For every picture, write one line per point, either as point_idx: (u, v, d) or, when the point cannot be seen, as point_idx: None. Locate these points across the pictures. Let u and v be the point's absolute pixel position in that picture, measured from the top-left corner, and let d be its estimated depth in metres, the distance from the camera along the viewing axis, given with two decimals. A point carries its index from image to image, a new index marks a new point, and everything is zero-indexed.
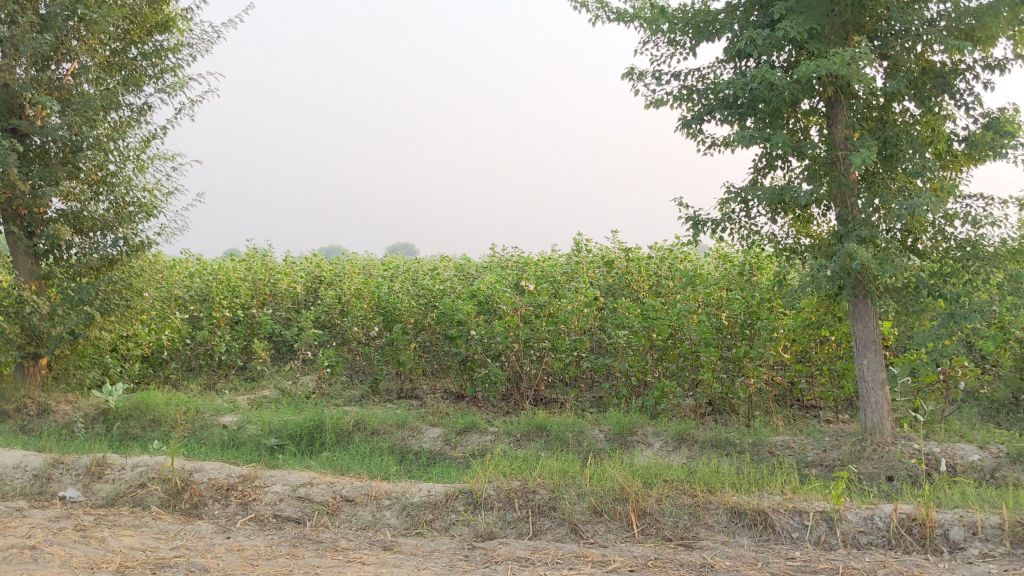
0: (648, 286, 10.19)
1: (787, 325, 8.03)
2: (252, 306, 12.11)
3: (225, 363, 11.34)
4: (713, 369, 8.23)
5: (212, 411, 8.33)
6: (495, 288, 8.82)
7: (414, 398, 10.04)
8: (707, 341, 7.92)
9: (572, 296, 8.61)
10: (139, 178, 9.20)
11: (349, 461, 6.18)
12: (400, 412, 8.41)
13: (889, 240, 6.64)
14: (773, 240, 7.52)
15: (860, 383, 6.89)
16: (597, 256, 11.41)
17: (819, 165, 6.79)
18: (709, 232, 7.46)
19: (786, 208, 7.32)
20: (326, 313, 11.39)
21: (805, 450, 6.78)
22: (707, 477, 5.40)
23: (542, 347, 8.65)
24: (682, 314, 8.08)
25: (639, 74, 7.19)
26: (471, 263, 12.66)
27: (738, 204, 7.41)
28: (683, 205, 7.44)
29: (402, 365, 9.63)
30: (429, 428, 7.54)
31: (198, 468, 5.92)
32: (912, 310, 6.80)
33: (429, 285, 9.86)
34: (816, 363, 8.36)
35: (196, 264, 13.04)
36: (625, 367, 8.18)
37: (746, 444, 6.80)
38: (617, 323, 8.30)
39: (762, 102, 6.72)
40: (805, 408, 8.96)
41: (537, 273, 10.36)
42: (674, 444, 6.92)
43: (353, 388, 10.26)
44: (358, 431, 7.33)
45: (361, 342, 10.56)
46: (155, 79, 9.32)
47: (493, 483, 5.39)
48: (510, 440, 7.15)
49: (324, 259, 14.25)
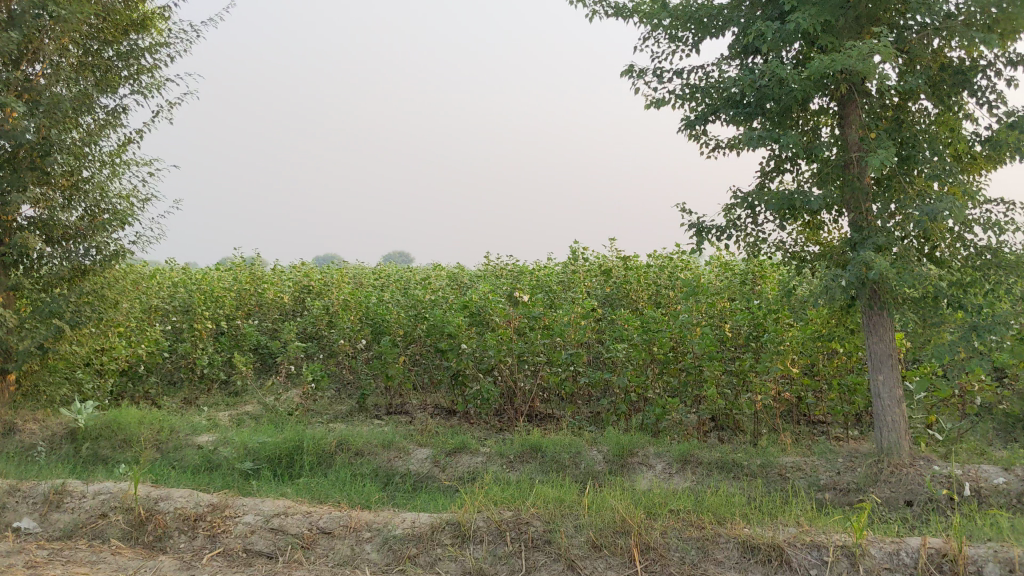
0: (648, 296, 9.79)
1: (795, 337, 7.60)
2: (237, 317, 11.69)
3: (207, 376, 10.92)
4: (717, 384, 7.80)
5: (188, 430, 7.91)
6: (488, 299, 8.40)
7: (404, 413, 9.61)
8: (711, 355, 7.49)
9: (569, 307, 8.18)
10: (114, 184, 8.77)
11: (328, 487, 5.74)
12: (387, 430, 7.97)
13: (907, 247, 6.22)
14: (782, 247, 7.10)
15: (875, 400, 6.46)
16: (594, 265, 11.00)
17: (830, 169, 6.38)
18: (713, 239, 7.04)
19: (794, 213, 6.90)
20: (313, 325, 10.97)
21: (818, 472, 6.34)
22: (716, 507, 4.95)
23: (537, 362, 8.23)
24: (685, 326, 7.65)
25: (639, 72, 6.79)
26: (465, 272, 12.24)
27: (743, 209, 6.99)
28: (685, 211, 7.02)
29: (391, 380, 9.20)
30: (417, 448, 7.10)
31: (165, 496, 5.48)
32: (931, 322, 6.34)
33: (419, 296, 9.44)
34: (825, 377, 7.94)
35: (180, 274, 12.61)
36: (624, 382, 7.74)
37: (754, 466, 6.37)
38: (617, 335, 7.87)
39: (771, 101, 6.33)
40: (813, 423, 8.54)
41: (533, 283, 9.96)
42: (677, 465, 6.48)
43: (341, 403, 9.84)
44: (340, 453, 6.90)
45: (348, 355, 10.14)
46: (131, 80, 8.87)
47: (482, 513, 4.94)
48: (502, 462, 6.71)
49: (313, 269, 13.84)
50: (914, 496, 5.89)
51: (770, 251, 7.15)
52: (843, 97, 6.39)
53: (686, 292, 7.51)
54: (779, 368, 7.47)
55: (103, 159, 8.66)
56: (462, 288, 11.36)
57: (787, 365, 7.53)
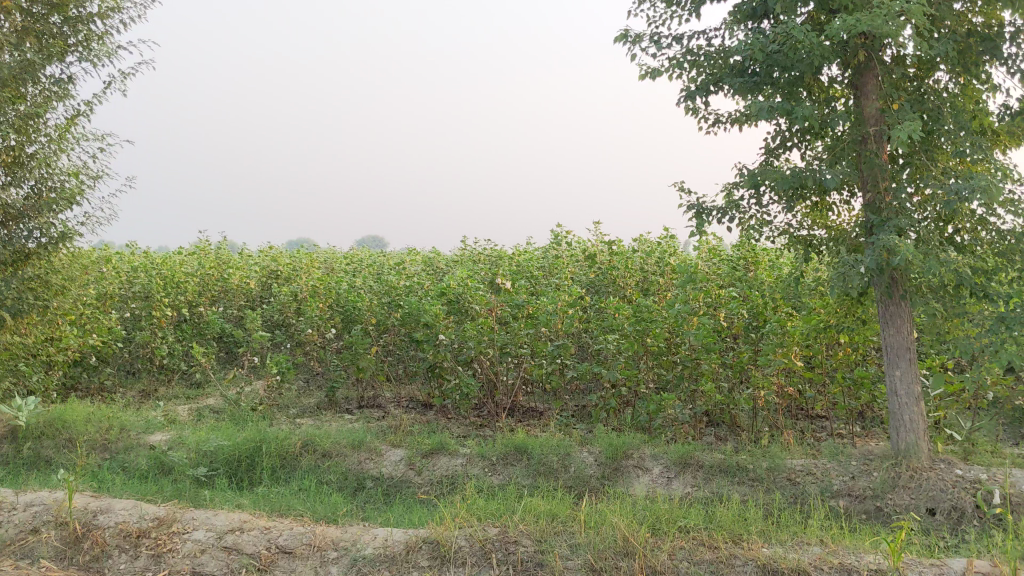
0: (635, 283, 9.23)
1: (798, 327, 7.03)
2: (200, 304, 11.04)
3: (167, 367, 10.27)
4: (714, 377, 7.22)
5: (141, 428, 7.27)
6: (466, 286, 7.77)
7: (376, 407, 9.01)
8: (709, 347, 6.91)
9: (554, 295, 7.60)
10: (62, 161, 8.10)
11: (290, 497, 5.13)
12: (357, 429, 7.37)
13: (930, 231, 5.65)
14: (786, 230, 6.53)
15: (891, 397, 5.90)
16: (575, 250, 10.42)
17: (846, 144, 5.80)
18: (716, 222, 6.46)
19: (803, 192, 6.35)
20: (281, 312, 10.33)
21: (830, 477, 5.77)
22: (729, 523, 4.39)
23: (519, 354, 7.63)
24: (680, 315, 7.06)
25: (635, 38, 6.18)
26: (440, 257, 11.64)
27: (747, 189, 6.41)
28: (684, 191, 6.43)
29: (363, 372, 8.58)
30: (390, 449, 6.50)
31: (105, 509, 4.86)
32: (955, 312, 5.76)
33: (393, 282, 8.81)
34: (829, 370, 7.39)
35: (140, 258, 11.93)
36: (615, 376, 7.14)
37: (760, 469, 5.79)
38: (606, 326, 7.27)
39: (782, 70, 5.74)
40: (812, 418, 8.02)
41: (513, 269, 9.38)
42: (676, 469, 5.89)
43: (309, 398, 9.23)
44: (306, 455, 6.30)
45: (317, 345, 9.51)
46: (80, 48, 8.19)
47: (465, 530, 4.35)
48: (484, 465, 6.12)
49: (282, 253, 13.19)
50: (936, 504, 5.37)
51: (774, 235, 6.59)
52: (859, 66, 5.82)
53: (684, 279, 6.91)
54: (782, 362, 6.89)
55: (50, 132, 7.98)
56: (437, 274, 10.75)
57: (790, 357, 6.97)
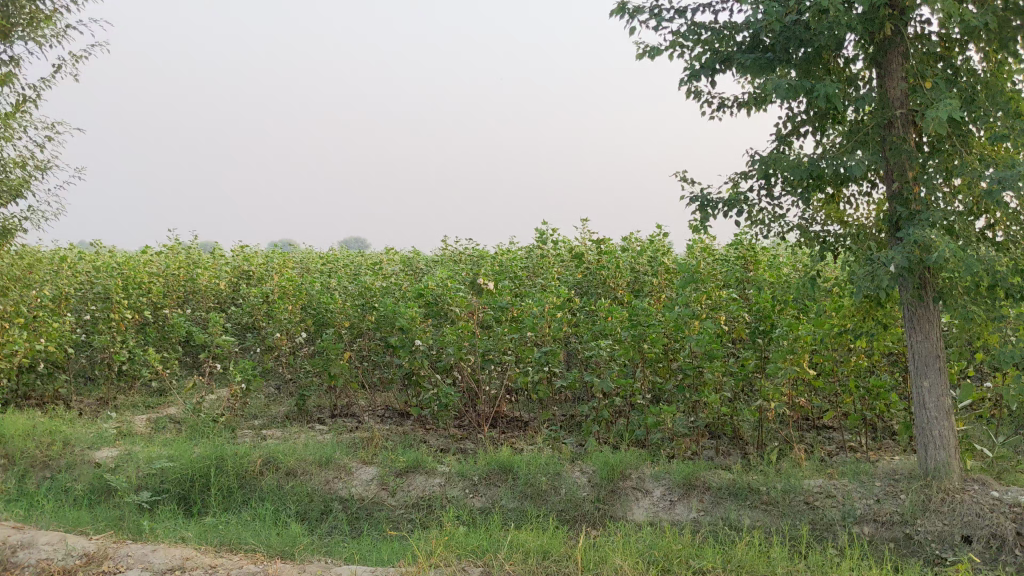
0: (627, 284, 8.61)
1: (810, 331, 6.42)
2: (164, 305, 10.37)
3: (128, 373, 9.60)
4: (717, 386, 6.61)
5: (89, 442, 6.62)
6: (447, 286, 7.15)
7: (350, 417, 8.37)
8: (713, 354, 6.30)
9: (541, 296, 6.98)
10: (6, 150, 7.45)
11: (243, 528, 4.48)
12: (326, 443, 6.73)
13: (965, 225, 5.05)
14: (799, 226, 5.94)
15: (917, 410, 5.29)
16: (562, 248, 9.82)
17: (870, 128, 5.22)
18: (722, 214, 5.85)
19: (819, 183, 5.78)
20: (249, 314, 9.66)
21: (852, 499, 5.16)
22: (750, 563, 3.78)
23: (503, 361, 7.00)
24: (681, 317, 6.45)
25: (634, 11, 5.56)
26: (420, 257, 11.01)
27: (757, 179, 5.82)
28: (687, 181, 5.83)
29: (335, 379, 7.94)
30: (360, 466, 5.86)
31: (28, 544, 4.20)
32: (991, 316, 5.16)
33: (367, 282, 8.18)
34: (841, 378, 6.81)
35: (103, 257, 11.26)
36: (609, 386, 6.51)
37: (774, 491, 5.17)
38: (599, 330, 6.66)
39: (800, 44, 5.13)
40: (818, 429, 7.44)
41: (496, 269, 8.75)
42: (680, 491, 5.28)
43: (277, 407, 8.58)
44: (267, 474, 5.66)
45: (287, 351, 8.87)
46: (26, 28, 7.52)
47: (441, 570, 3.72)
48: (465, 486, 5.49)
49: (255, 252, 12.53)
50: (972, 531, 4.78)
51: (786, 231, 6.00)
52: (883, 42, 5.25)
53: (685, 279, 6.29)
54: (793, 370, 6.28)
55: None
56: (416, 275, 10.13)
57: (801, 365, 6.38)
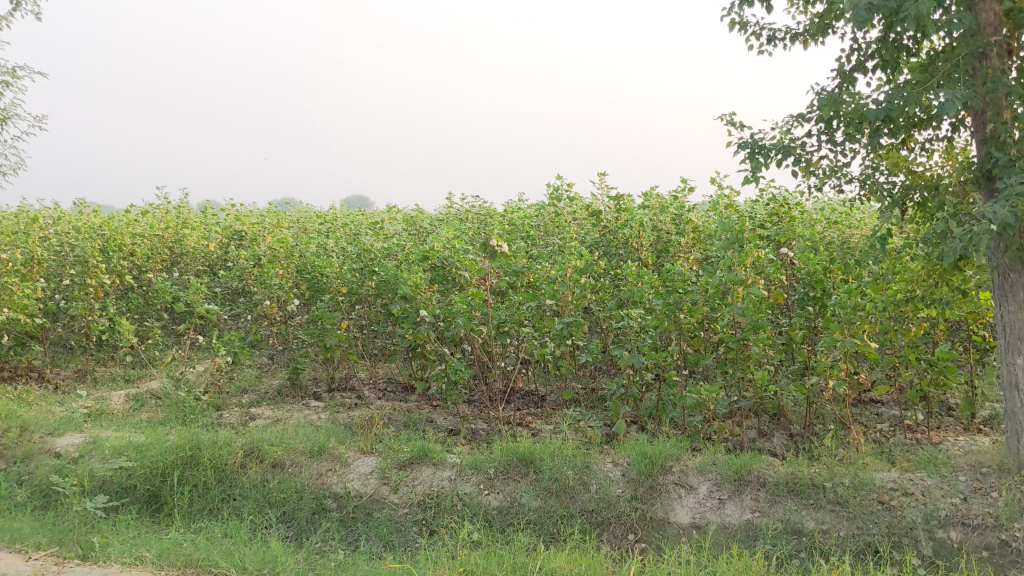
0: (650, 244, 7.82)
1: (871, 299, 5.62)
2: (148, 269, 9.59)
3: (108, 344, 8.85)
4: (761, 360, 5.83)
5: (52, 426, 5.89)
6: (455, 249, 6.36)
7: (348, 392, 7.62)
8: (759, 325, 5.52)
9: (560, 259, 6.17)
10: None
11: (215, 545, 3.74)
12: (320, 426, 5.98)
13: None
14: (863, 179, 5.15)
15: (1008, 392, 4.50)
16: (575, 206, 8.99)
17: (962, 58, 4.41)
18: (776, 163, 5.05)
19: (890, 126, 4.97)
20: (239, 278, 8.87)
21: (935, 496, 4.37)
22: None
23: (520, 332, 6.23)
24: (722, 284, 5.65)
25: None
26: (424, 216, 10.21)
27: (818, 124, 5.02)
28: (734, 125, 5.03)
29: (331, 352, 7.18)
30: (357, 456, 5.11)
31: None
32: None
33: (366, 244, 7.36)
34: (898, 350, 6.03)
35: (82, 217, 10.47)
36: (640, 361, 5.74)
37: (841, 489, 4.39)
38: (629, 297, 5.87)
39: None
40: (865, 405, 6.68)
41: (506, 229, 7.95)
42: (730, 488, 4.51)
43: (269, 382, 7.83)
44: (250, 468, 4.92)
45: (279, 319, 8.10)
46: None
47: None
48: (479, 480, 4.73)
49: (248, 211, 11.71)
50: None
51: (848, 185, 5.21)
52: None
53: (728, 239, 5.46)
54: (852, 344, 5.50)
55: None
56: (418, 236, 9.34)
57: (859, 337, 5.61)
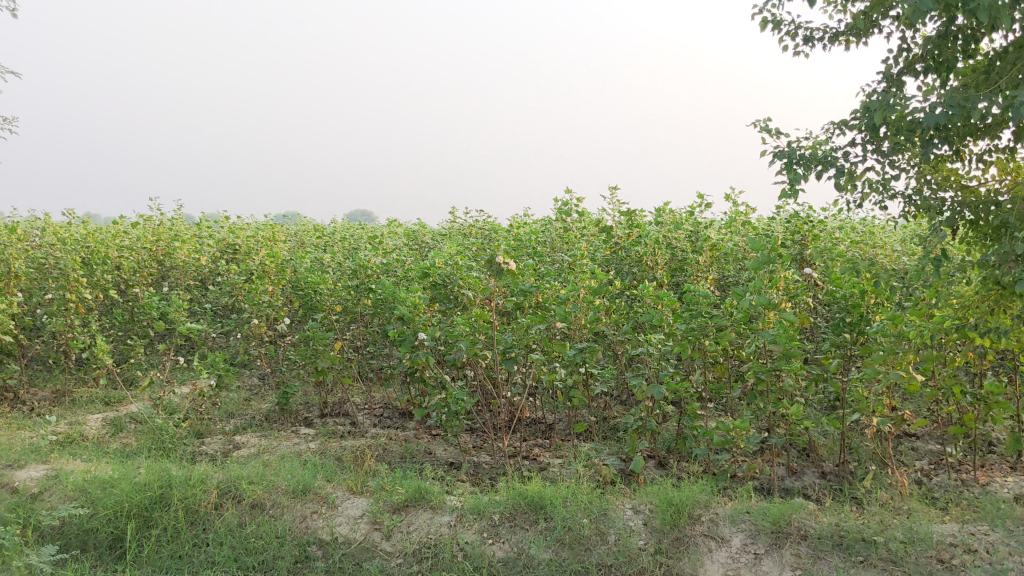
0: (666, 262, 7.30)
1: (914, 326, 5.10)
2: (133, 285, 9.07)
3: (89, 363, 8.34)
4: (792, 392, 5.31)
5: (14, 457, 5.37)
6: (459, 266, 5.85)
7: (342, 418, 7.12)
8: (792, 354, 5.00)
9: (573, 278, 5.66)
10: None
11: None
12: (308, 459, 5.47)
13: None
14: (911, 194, 4.65)
15: None
16: (585, 221, 8.48)
17: None
18: (815, 175, 4.54)
19: (943, 134, 4.47)
20: (229, 295, 8.36)
21: (1000, 554, 3.85)
22: None
23: (528, 358, 5.71)
24: (752, 307, 5.13)
25: None
26: (426, 230, 9.72)
27: (863, 132, 4.52)
28: (770, 132, 4.52)
29: (323, 375, 6.67)
30: (347, 497, 4.59)
31: None
32: None
33: (362, 259, 6.84)
34: (941, 382, 5.51)
35: (68, 227, 9.97)
36: (661, 392, 5.22)
37: (893, 544, 3.87)
38: (649, 321, 5.35)
39: None
40: (900, 439, 6.17)
41: (512, 244, 7.44)
42: (767, 541, 3.99)
43: (257, 407, 7.32)
44: (226, 509, 4.42)
45: (269, 339, 7.59)
46: None
47: None
48: (482, 527, 4.20)
49: (243, 222, 11.21)
50: None
51: (894, 200, 4.70)
52: None
53: (759, 258, 4.94)
54: (896, 376, 4.98)
55: None
56: (419, 252, 8.86)
57: (902, 368, 5.09)
